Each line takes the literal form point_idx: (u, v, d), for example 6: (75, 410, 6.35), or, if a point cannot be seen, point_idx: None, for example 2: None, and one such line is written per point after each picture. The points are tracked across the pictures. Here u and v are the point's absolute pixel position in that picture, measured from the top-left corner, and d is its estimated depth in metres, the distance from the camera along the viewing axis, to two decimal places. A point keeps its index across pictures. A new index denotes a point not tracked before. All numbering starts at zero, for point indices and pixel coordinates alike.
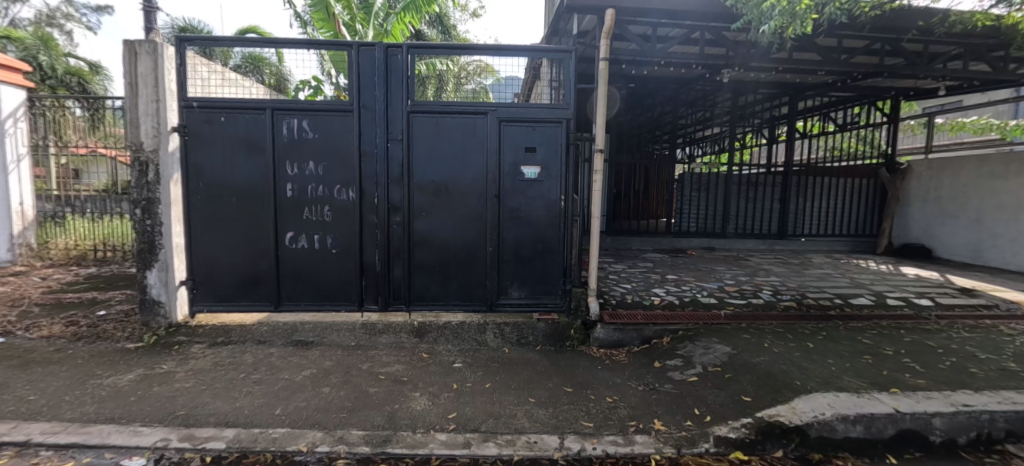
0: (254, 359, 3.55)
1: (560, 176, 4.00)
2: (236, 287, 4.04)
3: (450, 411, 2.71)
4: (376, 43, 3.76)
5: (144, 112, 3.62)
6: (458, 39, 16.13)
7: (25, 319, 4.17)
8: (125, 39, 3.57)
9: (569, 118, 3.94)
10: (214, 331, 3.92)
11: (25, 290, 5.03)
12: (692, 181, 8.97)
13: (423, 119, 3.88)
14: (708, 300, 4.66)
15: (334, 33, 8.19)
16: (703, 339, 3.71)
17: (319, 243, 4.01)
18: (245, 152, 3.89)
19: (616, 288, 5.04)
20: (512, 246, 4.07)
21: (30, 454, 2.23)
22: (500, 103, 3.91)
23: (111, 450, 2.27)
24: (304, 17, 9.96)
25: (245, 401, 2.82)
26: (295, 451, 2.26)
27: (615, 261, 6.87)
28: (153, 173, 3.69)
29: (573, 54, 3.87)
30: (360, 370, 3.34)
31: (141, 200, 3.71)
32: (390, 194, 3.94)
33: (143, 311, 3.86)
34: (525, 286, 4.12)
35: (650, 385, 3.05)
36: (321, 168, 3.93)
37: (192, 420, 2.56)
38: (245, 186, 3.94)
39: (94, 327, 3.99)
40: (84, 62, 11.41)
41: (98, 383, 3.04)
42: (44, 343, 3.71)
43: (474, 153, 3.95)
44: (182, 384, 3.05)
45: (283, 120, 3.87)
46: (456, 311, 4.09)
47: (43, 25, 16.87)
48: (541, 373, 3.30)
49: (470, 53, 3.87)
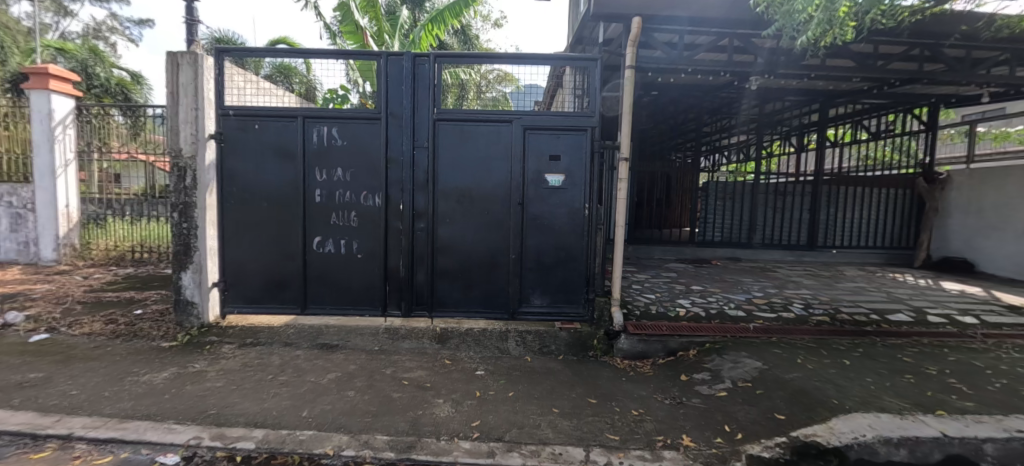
0: (281, 360, 3.62)
1: (585, 184, 3.97)
2: (264, 289, 4.15)
3: (474, 419, 2.69)
4: (405, 53, 3.85)
5: (183, 120, 3.80)
6: (480, 48, 16.38)
7: (69, 316, 4.38)
8: (168, 51, 3.76)
9: (594, 126, 3.90)
10: (243, 332, 4.02)
11: (68, 288, 5.30)
12: (716, 190, 8.85)
13: (449, 126, 3.93)
14: (736, 313, 4.52)
15: (363, 44, 8.38)
16: (731, 353, 3.60)
17: (345, 248, 4.08)
18: (277, 159, 4.02)
19: (640, 299, 4.95)
20: (534, 254, 4.05)
21: (71, 447, 2.33)
22: (523, 111, 3.93)
23: (147, 446, 2.35)
24: (333, 29, 10.22)
25: (272, 402, 2.88)
26: (322, 454, 2.29)
27: (638, 270, 6.78)
28: (190, 178, 3.87)
29: (599, 62, 3.88)
30: (383, 375, 3.36)
31: (178, 204, 3.89)
32: (415, 200, 3.99)
33: (177, 311, 4.02)
34: (547, 295, 4.09)
35: (677, 399, 2.97)
36: (349, 174, 4.02)
37: (222, 420, 2.62)
38: (276, 192, 4.05)
39: (131, 326, 4.15)
40: (126, 72, 12.08)
41: (135, 380, 3.15)
42: (86, 340, 3.88)
43: (498, 160, 3.97)
44: (213, 384, 3.13)
45: (314, 128, 3.98)
46: (478, 318, 4.10)
47: (91, 37, 17.94)
48: (563, 383, 3.26)
49: (493, 61, 3.91)
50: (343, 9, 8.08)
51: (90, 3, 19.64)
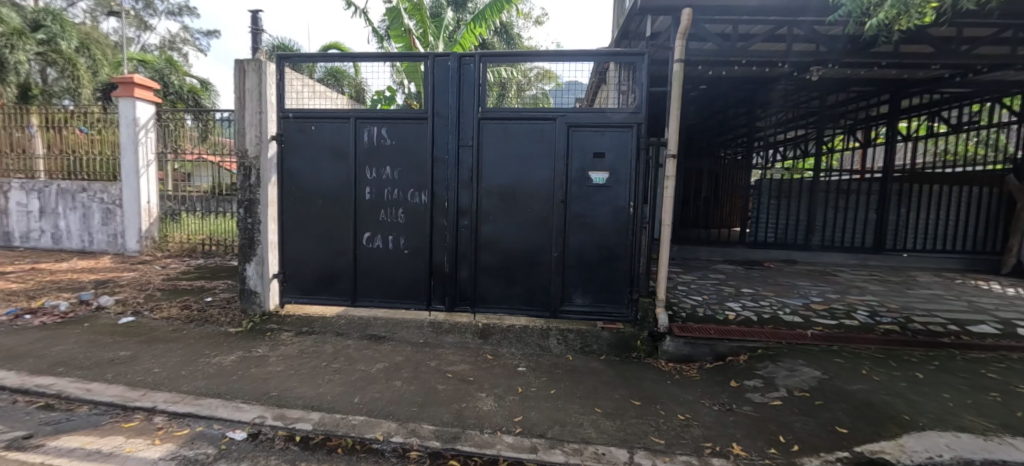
0: (334, 349, 3.83)
1: (630, 182, 3.88)
2: (319, 282, 4.40)
3: (516, 414, 2.73)
4: (451, 54, 3.94)
5: (249, 123, 4.13)
6: (522, 46, 16.42)
7: (151, 301, 4.88)
8: (236, 59, 4.08)
9: (640, 122, 3.80)
10: (299, 321, 4.30)
11: (149, 277, 5.88)
12: (771, 188, 8.39)
13: (493, 125, 3.98)
14: (791, 319, 4.25)
15: (409, 47, 8.65)
16: (786, 361, 3.41)
17: (392, 244, 4.25)
18: (331, 158, 4.24)
19: (686, 300, 4.79)
20: (576, 253, 4.03)
21: (155, 419, 2.60)
22: (567, 109, 3.90)
23: (219, 422, 2.58)
24: (381, 33, 10.61)
25: (326, 388, 3.06)
26: (372, 439, 2.41)
27: (683, 271, 6.55)
28: (255, 176, 4.19)
29: (646, 56, 3.78)
30: (428, 367, 3.47)
31: (245, 200, 4.24)
32: (460, 198, 4.08)
33: (243, 299, 4.40)
34: (589, 294, 4.05)
35: (726, 405, 2.85)
36: (397, 173, 4.17)
37: (283, 402, 2.82)
38: (330, 189, 4.29)
39: (203, 312, 4.56)
40: (197, 80, 13.23)
41: (207, 361, 3.45)
42: (166, 323, 4.30)
43: (542, 158, 3.97)
44: (273, 368, 3.37)
45: (365, 129, 4.17)
46: (520, 315, 4.14)
47: (167, 49, 19.72)
48: (606, 384, 3.22)
49: (537, 60, 3.91)
50: (391, 13, 8.38)
51: (167, 17, 21.58)
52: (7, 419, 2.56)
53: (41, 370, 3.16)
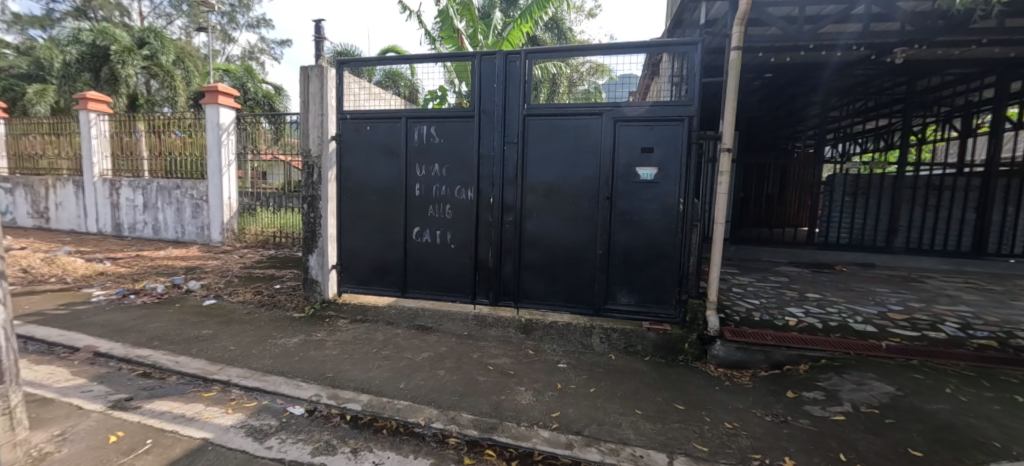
0: (384, 337, 4.06)
1: (680, 177, 3.71)
2: (372, 273, 4.67)
3: (554, 410, 2.74)
4: (497, 52, 4.00)
5: (312, 124, 4.51)
6: (573, 40, 16.20)
7: (230, 286, 5.46)
8: (302, 65, 4.44)
9: (692, 115, 3.62)
10: (354, 309, 4.61)
11: (229, 265, 6.57)
12: (845, 183, 7.77)
13: (538, 121, 3.99)
14: (863, 328, 3.85)
15: (459, 46, 8.88)
16: (854, 373, 3.10)
17: (440, 239, 4.40)
18: (384, 156, 4.48)
19: (740, 304, 4.49)
20: (622, 250, 3.92)
21: (229, 391, 2.92)
22: (615, 103, 3.81)
23: (282, 397, 2.84)
24: (433, 34, 10.98)
25: (376, 372, 3.25)
26: (415, 423, 2.54)
27: (740, 272, 6.15)
28: (316, 174, 4.57)
29: (700, 45, 3.59)
30: (470, 359, 3.57)
31: (308, 196, 4.63)
32: (505, 194, 4.13)
33: (306, 287, 4.78)
34: (634, 293, 3.93)
35: (780, 417, 2.66)
36: (445, 170, 4.31)
37: (337, 383, 3.05)
38: (383, 186, 4.53)
39: (272, 297, 5.02)
40: (272, 86, 14.51)
41: (274, 342, 3.81)
42: (241, 306, 4.78)
43: (587, 154, 3.91)
44: (330, 351, 3.64)
45: (415, 128, 4.35)
46: (562, 312, 4.11)
47: (247, 59, 21.75)
48: (648, 386, 3.13)
49: (584, 54, 3.85)
50: (442, 15, 8.68)
51: (247, 30, 23.76)
52: (115, 383, 3.01)
53: (141, 343, 3.67)
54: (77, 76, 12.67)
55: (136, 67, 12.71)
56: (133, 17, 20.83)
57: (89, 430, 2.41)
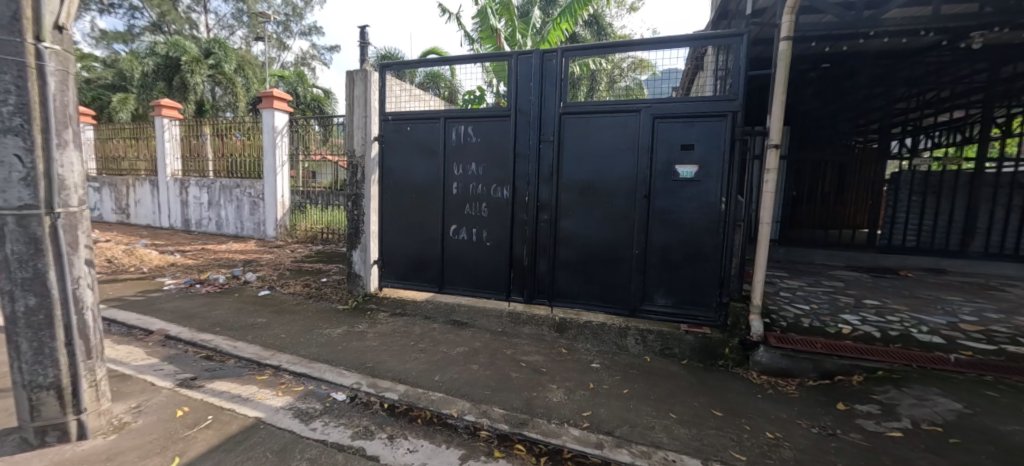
0: (421, 330, 4.20)
1: (722, 175, 3.56)
2: (412, 268, 4.83)
3: (585, 409, 2.73)
4: (534, 51, 4.01)
5: (357, 126, 4.75)
6: (614, 35, 15.88)
7: (282, 278, 5.85)
8: (348, 70, 4.69)
9: (737, 110, 3.47)
10: (394, 303, 4.80)
11: (282, 259, 7.03)
12: (912, 181, 7.15)
13: (575, 119, 3.97)
14: (929, 339, 3.54)
15: (498, 47, 8.97)
16: (915, 387, 2.86)
17: (476, 236, 4.48)
18: (423, 155, 4.62)
19: (788, 309, 4.25)
20: (660, 250, 3.82)
21: (280, 375, 3.15)
22: (654, 99, 3.71)
23: (326, 383, 3.02)
24: (472, 35, 11.16)
25: (412, 364, 3.38)
26: (448, 414, 2.62)
27: (789, 275, 5.81)
28: (360, 173, 4.80)
29: (745, 36, 3.43)
30: (503, 355, 3.63)
31: (353, 194, 4.88)
32: (540, 192, 4.14)
33: (350, 281, 5.03)
34: (672, 294, 3.81)
35: (828, 429, 2.51)
36: (481, 168, 4.38)
37: (376, 372, 3.20)
38: (422, 184, 4.68)
39: (319, 290, 5.33)
40: (322, 90, 15.34)
41: (320, 331, 4.04)
42: (292, 297, 5.12)
43: (624, 152, 3.85)
44: (370, 342, 3.82)
45: (453, 128, 4.46)
46: (597, 311, 4.06)
47: (300, 65, 23.07)
48: (685, 390, 3.04)
49: (623, 50, 3.78)
50: (481, 16, 8.83)
51: (300, 38, 25.19)
52: (182, 363, 3.33)
53: (205, 328, 4.02)
54: (153, 85, 13.97)
55: (203, 76, 13.84)
56: (200, 30, 22.65)
57: (160, 404, 2.69)
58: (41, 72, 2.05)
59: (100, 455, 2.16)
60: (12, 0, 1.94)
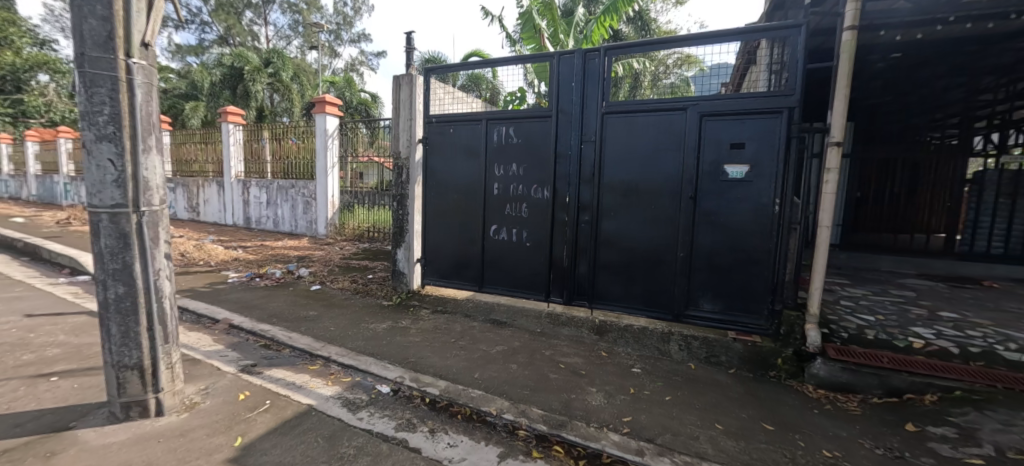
0: (461, 328, 4.28)
1: (776, 175, 3.37)
2: (453, 267, 4.94)
3: (625, 414, 2.67)
4: (576, 50, 3.98)
5: (402, 128, 4.92)
6: (659, 31, 15.42)
7: (331, 275, 6.16)
8: (395, 74, 4.86)
9: (793, 106, 3.27)
10: (435, 300, 4.93)
11: (331, 256, 7.41)
12: (1000, 181, 6.27)
13: (618, 119, 3.90)
14: (1019, 358, 3.15)
15: (540, 47, 8.98)
16: (1001, 412, 2.57)
17: (516, 237, 4.51)
18: (466, 157, 4.72)
19: (849, 319, 3.93)
20: (706, 253, 3.67)
21: (329, 366, 3.32)
22: (702, 96, 3.57)
23: (371, 376, 3.15)
24: (514, 37, 11.25)
25: (453, 361, 3.46)
26: (487, 411, 2.65)
27: (851, 283, 5.38)
28: (405, 174, 4.96)
29: (803, 28, 3.23)
30: (542, 356, 3.63)
31: (398, 194, 5.05)
32: (581, 193, 4.11)
33: (394, 278, 5.21)
34: (719, 300, 3.65)
35: (895, 453, 2.31)
36: (522, 169, 4.41)
37: (418, 367, 3.30)
38: (463, 184, 4.77)
39: (366, 286, 5.57)
40: (369, 95, 16.02)
41: (366, 326, 4.23)
42: (340, 292, 5.39)
43: (669, 151, 3.73)
44: (413, 338, 3.95)
45: (495, 129, 4.51)
46: (639, 315, 3.96)
47: (349, 71, 24.20)
48: (732, 400, 2.90)
49: (669, 46, 3.67)
50: (524, 17, 8.87)
51: (350, 45, 26.45)
52: (244, 350, 3.60)
53: (264, 319, 4.32)
54: (220, 93, 15.19)
55: (263, 84, 14.88)
56: (261, 41, 24.34)
57: (226, 387, 2.92)
58: (131, 85, 2.30)
59: (175, 431, 2.38)
60: (108, 22, 2.20)
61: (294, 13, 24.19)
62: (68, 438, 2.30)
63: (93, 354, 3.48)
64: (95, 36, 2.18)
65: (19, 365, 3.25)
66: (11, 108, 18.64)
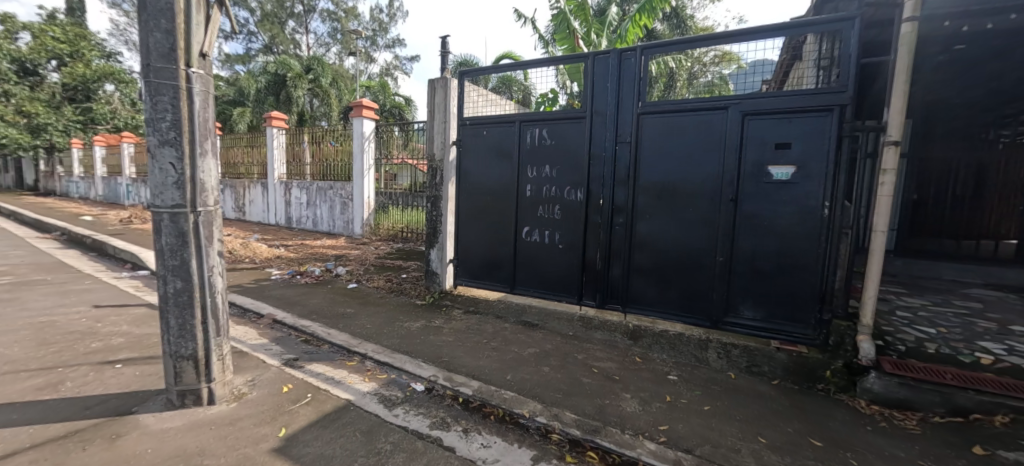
0: (493, 329, 4.31)
1: (826, 177, 3.19)
2: (485, 268, 4.98)
3: (661, 423, 2.60)
4: (611, 50, 3.93)
5: (437, 131, 5.04)
6: (695, 28, 15.00)
7: (367, 273, 6.35)
8: (430, 78, 4.98)
9: (845, 103, 3.08)
10: (467, 301, 4.99)
11: (367, 255, 7.63)
12: None
13: (654, 119, 3.81)
14: None
15: (572, 48, 8.92)
16: None
17: (548, 238, 4.49)
18: (499, 158, 4.75)
19: (907, 331, 3.66)
20: (748, 258, 3.52)
21: (366, 363, 3.42)
22: (745, 94, 3.43)
23: (406, 374, 3.22)
24: (546, 38, 11.23)
25: (485, 361, 3.47)
26: (519, 414, 2.64)
27: (909, 292, 5.01)
28: (439, 175, 5.07)
29: (857, 20, 3.05)
30: (574, 359, 3.59)
31: (432, 196, 5.17)
32: (616, 195, 4.04)
33: (427, 278, 5.33)
34: (762, 307, 3.49)
35: None
36: (555, 171, 4.39)
37: (451, 367, 3.34)
38: (496, 186, 4.80)
39: (400, 285, 5.70)
40: (403, 98, 16.42)
41: (400, 324, 4.32)
42: (376, 291, 5.54)
43: (708, 152, 3.61)
44: (445, 338, 4.00)
45: (529, 130, 4.52)
46: (674, 321, 3.85)
47: (383, 75, 24.90)
48: (776, 413, 2.76)
49: (709, 43, 3.55)
50: (557, 18, 8.84)
51: (385, 50, 27.23)
52: (286, 345, 3.76)
53: (304, 315, 4.50)
54: (265, 99, 16.00)
55: (304, 90, 15.57)
56: (302, 48, 25.46)
57: (270, 380, 3.06)
58: (190, 93, 2.45)
59: (225, 419, 2.52)
60: (171, 36, 2.36)
61: (333, 21, 25.17)
62: (131, 422, 2.47)
63: (152, 344, 3.73)
64: (160, 48, 2.35)
65: (88, 352, 3.53)
66: (81, 115, 20.34)
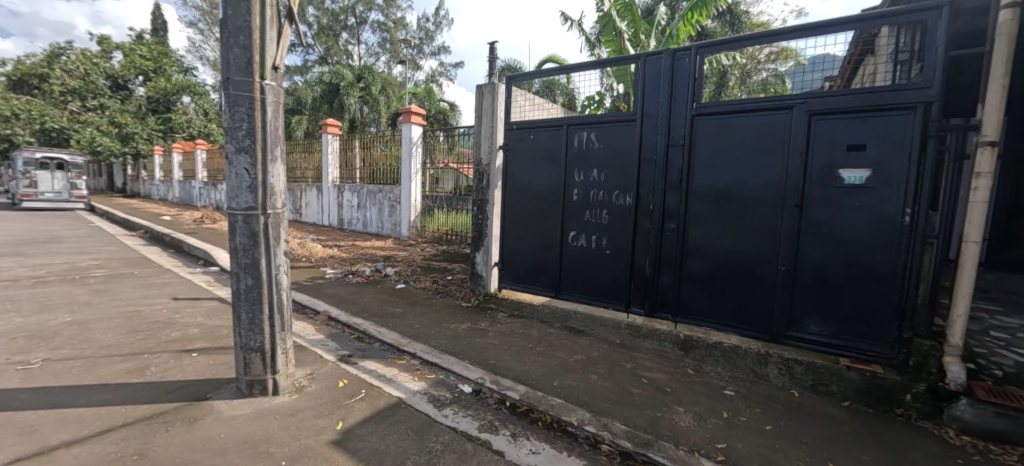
0: (538, 334, 4.29)
1: (907, 181, 2.90)
2: (529, 271, 4.98)
3: (718, 440, 2.47)
4: (664, 51, 3.81)
5: (484, 136, 5.15)
6: (749, 25, 14.28)
7: (414, 274, 6.56)
8: (479, 84, 5.08)
9: (931, 100, 2.79)
10: (512, 304, 5.05)
11: (413, 256, 7.88)
12: None
13: (710, 121, 3.65)
14: None
15: (619, 49, 8.76)
16: None
17: (595, 243, 4.41)
18: (545, 162, 4.74)
19: (1004, 354, 3.26)
20: (814, 268, 3.28)
21: (415, 362, 3.52)
22: (811, 93, 3.21)
23: (455, 375, 3.27)
24: (591, 40, 11.11)
25: (531, 366, 3.47)
26: (568, 422, 2.61)
27: (1005, 310, 4.46)
28: (486, 180, 5.17)
29: (945, 9, 2.76)
30: (622, 368, 3.50)
31: (479, 200, 5.30)
32: (667, 200, 3.90)
33: (473, 281, 5.46)
34: (829, 321, 3.24)
35: None
36: (603, 174, 4.31)
37: (498, 370, 3.37)
38: (542, 190, 4.79)
39: (446, 287, 5.83)
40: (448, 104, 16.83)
41: (446, 326, 4.42)
42: (423, 292, 5.69)
43: (770, 155, 3.41)
44: (491, 340, 4.04)
45: (576, 134, 4.48)
46: (730, 332, 3.66)
47: (429, 81, 25.66)
48: (848, 437, 2.55)
49: (771, 40, 3.35)
50: (604, 19, 8.71)
51: (430, 58, 28.09)
52: (341, 341, 3.95)
53: (357, 313, 4.70)
54: (320, 107, 16.95)
55: (355, 97, 16.36)
56: (354, 58, 26.79)
57: (328, 374, 3.22)
58: (263, 103, 2.64)
59: (288, 410, 2.68)
60: (248, 51, 2.56)
61: (383, 31, 26.29)
62: (207, 407, 2.69)
63: (222, 336, 4.04)
64: (238, 62, 2.55)
65: (169, 341, 3.88)
66: (162, 125, 22.52)
